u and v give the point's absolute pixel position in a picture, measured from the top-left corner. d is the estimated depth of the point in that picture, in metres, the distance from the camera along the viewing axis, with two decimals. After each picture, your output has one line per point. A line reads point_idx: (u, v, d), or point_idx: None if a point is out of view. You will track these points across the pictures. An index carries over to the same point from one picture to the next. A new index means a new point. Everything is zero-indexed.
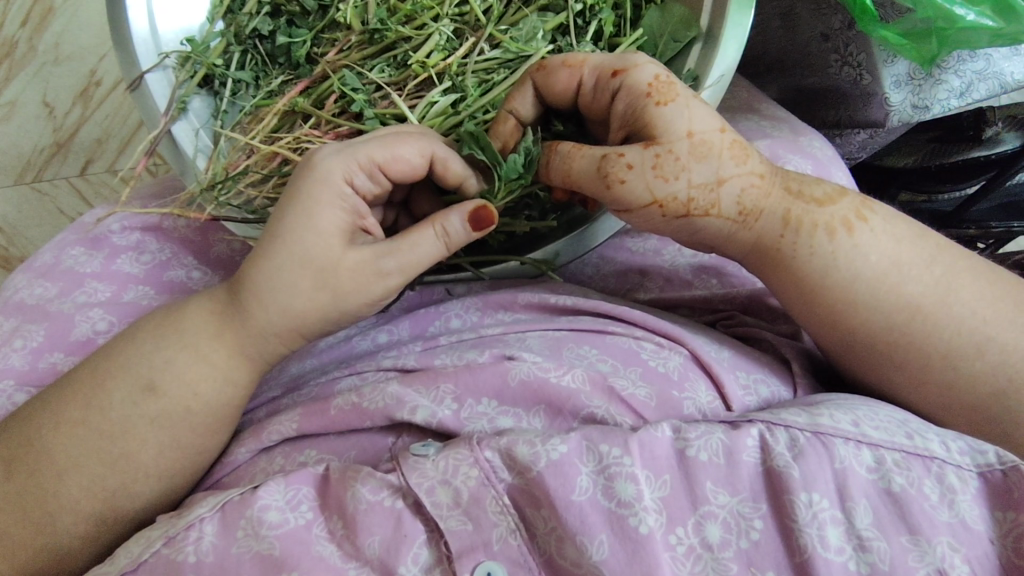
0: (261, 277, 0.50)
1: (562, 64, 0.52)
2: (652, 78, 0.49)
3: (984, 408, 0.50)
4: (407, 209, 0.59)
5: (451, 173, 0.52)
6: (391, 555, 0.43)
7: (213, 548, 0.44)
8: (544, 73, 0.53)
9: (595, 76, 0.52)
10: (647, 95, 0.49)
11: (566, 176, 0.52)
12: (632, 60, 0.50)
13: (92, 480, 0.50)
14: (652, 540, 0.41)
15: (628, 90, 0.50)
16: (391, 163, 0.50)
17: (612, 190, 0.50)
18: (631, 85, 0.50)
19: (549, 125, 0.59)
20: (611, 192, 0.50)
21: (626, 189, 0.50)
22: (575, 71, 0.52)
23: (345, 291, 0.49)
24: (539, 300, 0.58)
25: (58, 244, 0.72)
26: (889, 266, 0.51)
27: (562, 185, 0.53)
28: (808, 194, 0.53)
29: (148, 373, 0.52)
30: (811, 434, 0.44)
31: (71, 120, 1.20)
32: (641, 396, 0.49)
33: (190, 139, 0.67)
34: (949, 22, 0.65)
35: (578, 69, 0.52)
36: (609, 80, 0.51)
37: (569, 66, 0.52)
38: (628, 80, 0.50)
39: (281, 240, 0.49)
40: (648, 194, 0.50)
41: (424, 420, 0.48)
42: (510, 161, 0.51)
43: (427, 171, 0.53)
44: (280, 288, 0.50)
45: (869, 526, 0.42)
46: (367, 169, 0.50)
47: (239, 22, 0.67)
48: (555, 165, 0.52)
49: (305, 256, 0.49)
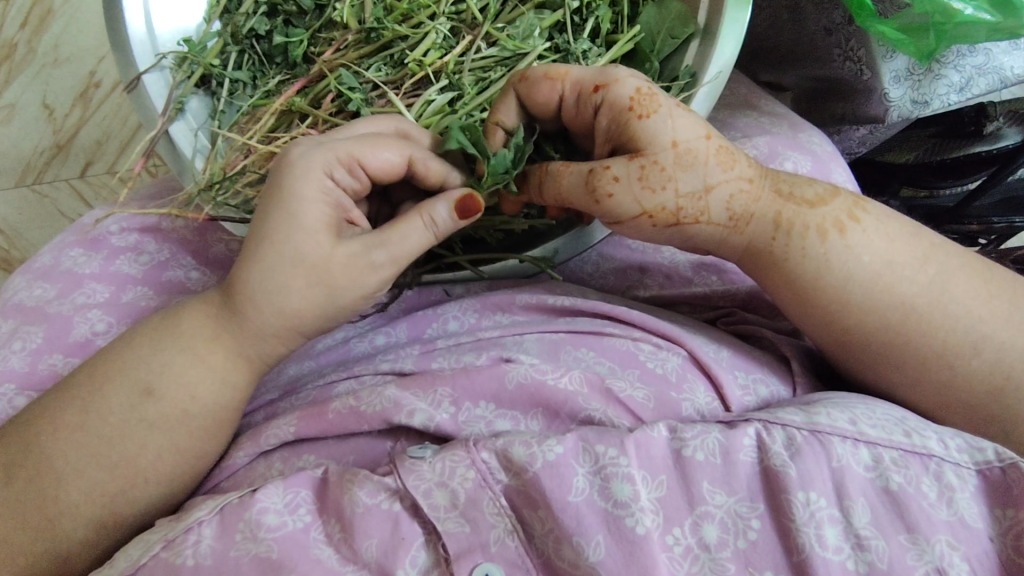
0: (253, 280, 0.50)
1: (543, 77, 0.51)
2: (634, 91, 0.49)
3: (981, 406, 0.51)
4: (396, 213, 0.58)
5: (431, 167, 0.52)
6: (389, 558, 0.43)
7: (210, 551, 0.44)
8: (527, 84, 0.52)
9: (576, 90, 0.51)
10: (629, 109, 0.49)
11: (557, 193, 0.52)
12: (612, 73, 0.50)
13: (91, 485, 0.51)
14: (649, 541, 0.41)
15: (610, 105, 0.50)
16: (369, 156, 0.50)
17: (601, 204, 0.50)
18: (613, 99, 0.50)
19: (539, 149, 0.58)
20: (600, 207, 0.50)
21: (615, 202, 0.50)
22: (556, 84, 0.51)
23: (338, 286, 0.49)
24: (537, 300, 0.58)
25: (57, 245, 0.72)
26: (881, 266, 0.51)
27: (555, 204, 0.53)
28: (799, 195, 0.52)
29: (146, 377, 0.52)
30: (808, 433, 0.44)
31: (70, 122, 1.21)
32: (639, 398, 0.49)
33: (188, 139, 0.67)
34: (946, 16, 0.65)
35: (559, 82, 0.51)
36: (591, 95, 0.50)
37: (551, 77, 0.51)
38: (609, 94, 0.50)
39: (270, 239, 0.49)
40: (637, 206, 0.50)
41: (421, 424, 0.49)
42: (499, 155, 0.51)
43: (408, 173, 0.52)
44: (273, 288, 0.49)
45: (867, 524, 0.42)
46: (347, 164, 0.50)
47: (234, 22, 0.67)
48: (547, 185, 0.52)
49: (295, 256, 0.49)
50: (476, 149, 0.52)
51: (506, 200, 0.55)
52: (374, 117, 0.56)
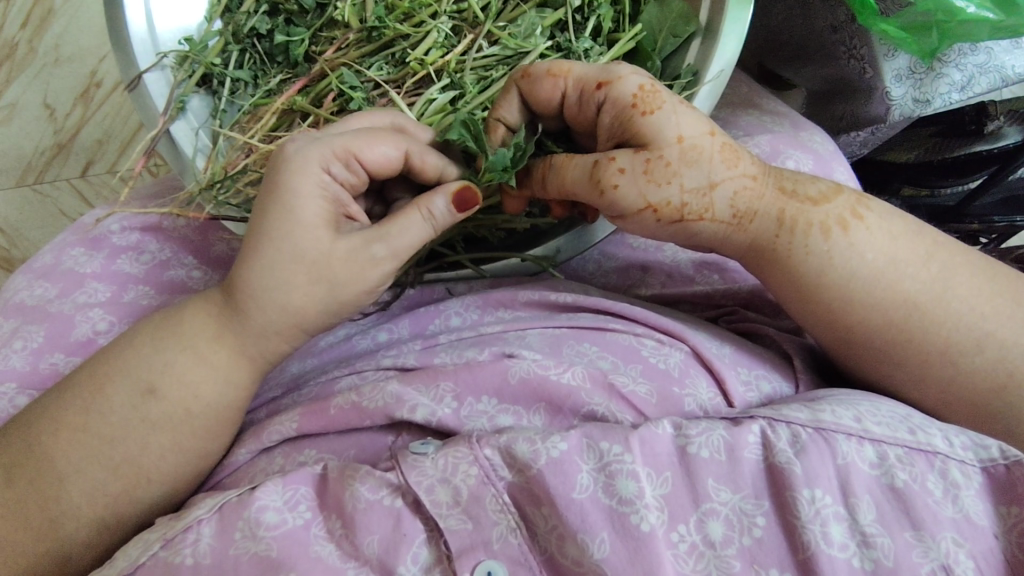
0: (254, 278, 0.50)
1: (545, 74, 0.51)
2: (637, 88, 0.49)
3: (985, 404, 0.50)
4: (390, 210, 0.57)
5: (431, 165, 0.52)
6: (391, 555, 0.43)
7: (210, 550, 0.44)
8: (529, 81, 0.52)
9: (580, 88, 0.51)
10: (633, 106, 0.49)
11: (561, 187, 0.52)
12: (616, 71, 0.50)
13: (94, 485, 0.50)
14: (653, 538, 0.41)
15: (613, 103, 0.50)
16: (366, 151, 0.50)
17: (606, 196, 0.50)
18: (616, 97, 0.49)
19: (539, 146, 0.58)
20: (605, 199, 0.50)
21: (619, 194, 0.50)
22: (558, 81, 0.51)
23: (341, 282, 0.49)
24: (539, 297, 0.58)
25: (58, 245, 0.72)
26: (885, 263, 0.51)
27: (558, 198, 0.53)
28: (802, 193, 0.52)
29: (148, 377, 0.52)
30: (813, 431, 0.44)
31: (71, 122, 1.21)
32: (642, 393, 0.49)
33: (189, 139, 0.67)
34: (949, 15, 0.65)
35: (562, 79, 0.51)
36: (594, 92, 0.50)
37: (553, 74, 0.51)
38: (613, 91, 0.49)
39: (270, 236, 0.49)
40: (642, 200, 0.50)
41: (423, 419, 0.48)
42: (498, 152, 0.50)
43: (405, 167, 0.52)
44: (273, 284, 0.49)
45: (872, 522, 0.41)
46: (343, 158, 0.49)
47: (235, 21, 0.67)
48: (550, 179, 0.52)
49: (295, 252, 0.48)
50: (475, 147, 0.52)
51: (506, 198, 0.55)
52: (371, 112, 0.55)
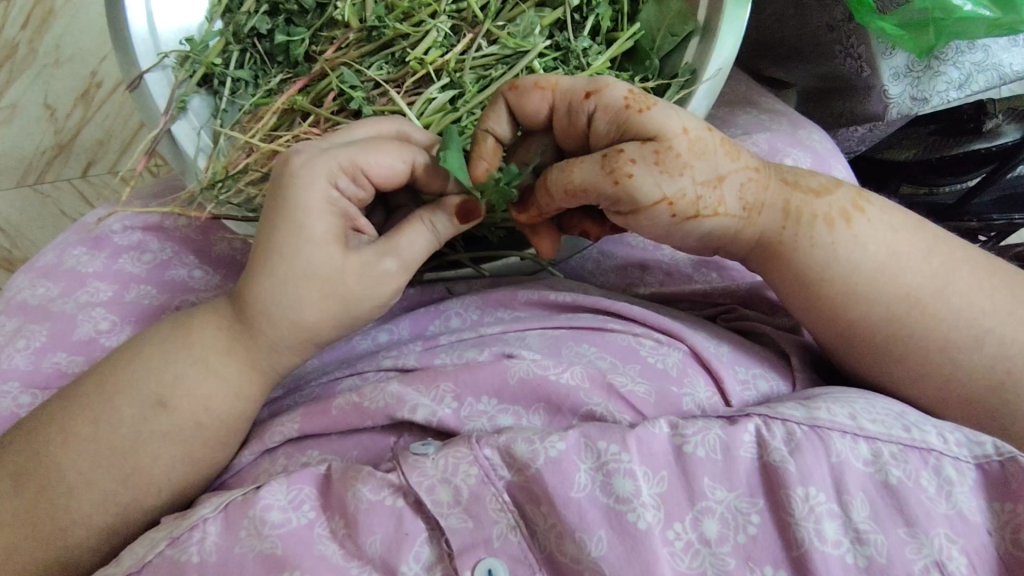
0: (263, 293, 0.50)
1: (533, 87, 0.50)
2: (627, 92, 0.49)
3: (982, 401, 0.51)
4: (391, 215, 0.57)
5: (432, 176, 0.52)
6: (393, 554, 0.44)
7: (216, 548, 0.45)
8: (516, 93, 0.51)
9: (567, 101, 0.50)
10: (627, 108, 0.49)
11: (568, 189, 0.49)
12: (602, 81, 0.50)
13: (104, 495, 0.51)
14: (650, 535, 0.42)
15: (607, 107, 0.49)
16: (372, 165, 0.49)
17: (621, 185, 0.48)
18: (607, 103, 0.49)
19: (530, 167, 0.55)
20: (620, 189, 0.48)
21: (634, 184, 0.48)
22: (546, 95, 0.50)
23: (354, 296, 0.50)
24: (539, 297, 0.58)
25: (60, 245, 0.73)
26: (887, 257, 0.52)
27: (563, 199, 0.50)
28: (805, 184, 0.53)
29: (157, 388, 0.52)
30: (808, 428, 0.45)
31: (71, 122, 1.21)
32: (640, 393, 0.50)
33: (190, 139, 0.68)
34: (946, 13, 0.65)
35: (550, 92, 0.50)
36: (583, 102, 0.50)
37: (541, 88, 0.50)
38: (603, 99, 0.49)
39: (280, 253, 0.49)
40: (658, 190, 0.49)
41: (424, 419, 0.49)
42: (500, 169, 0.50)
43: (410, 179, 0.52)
44: (286, 301, 0.50)
45: (866, 519, 0.42)
46: (350, 172, 0.49)
47: (235, 21, 0.67)
48: (552, 182, 0.50)
49: (307, 269, 0.49)
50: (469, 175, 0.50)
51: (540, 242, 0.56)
52: (376, 120, 0.55)
